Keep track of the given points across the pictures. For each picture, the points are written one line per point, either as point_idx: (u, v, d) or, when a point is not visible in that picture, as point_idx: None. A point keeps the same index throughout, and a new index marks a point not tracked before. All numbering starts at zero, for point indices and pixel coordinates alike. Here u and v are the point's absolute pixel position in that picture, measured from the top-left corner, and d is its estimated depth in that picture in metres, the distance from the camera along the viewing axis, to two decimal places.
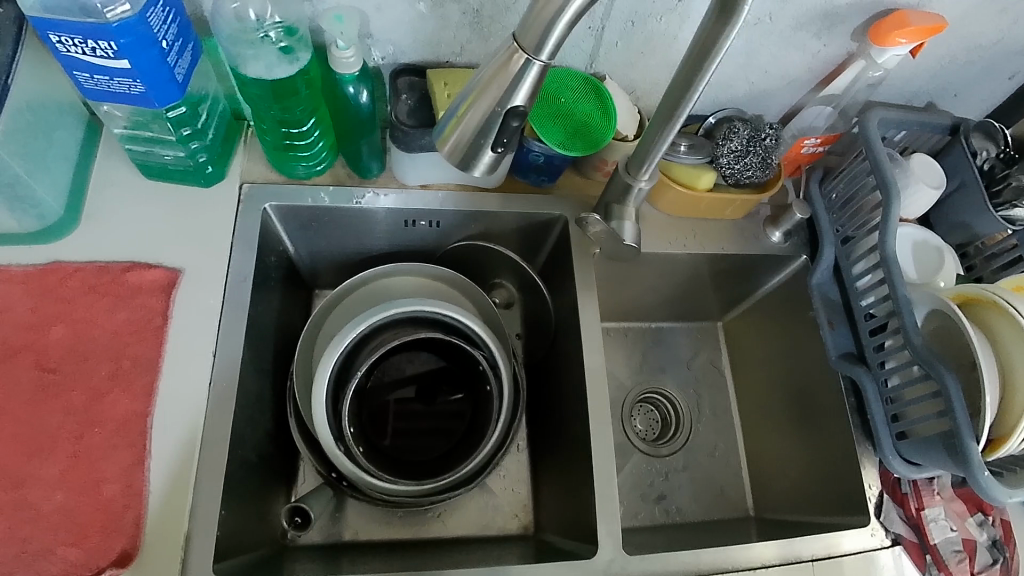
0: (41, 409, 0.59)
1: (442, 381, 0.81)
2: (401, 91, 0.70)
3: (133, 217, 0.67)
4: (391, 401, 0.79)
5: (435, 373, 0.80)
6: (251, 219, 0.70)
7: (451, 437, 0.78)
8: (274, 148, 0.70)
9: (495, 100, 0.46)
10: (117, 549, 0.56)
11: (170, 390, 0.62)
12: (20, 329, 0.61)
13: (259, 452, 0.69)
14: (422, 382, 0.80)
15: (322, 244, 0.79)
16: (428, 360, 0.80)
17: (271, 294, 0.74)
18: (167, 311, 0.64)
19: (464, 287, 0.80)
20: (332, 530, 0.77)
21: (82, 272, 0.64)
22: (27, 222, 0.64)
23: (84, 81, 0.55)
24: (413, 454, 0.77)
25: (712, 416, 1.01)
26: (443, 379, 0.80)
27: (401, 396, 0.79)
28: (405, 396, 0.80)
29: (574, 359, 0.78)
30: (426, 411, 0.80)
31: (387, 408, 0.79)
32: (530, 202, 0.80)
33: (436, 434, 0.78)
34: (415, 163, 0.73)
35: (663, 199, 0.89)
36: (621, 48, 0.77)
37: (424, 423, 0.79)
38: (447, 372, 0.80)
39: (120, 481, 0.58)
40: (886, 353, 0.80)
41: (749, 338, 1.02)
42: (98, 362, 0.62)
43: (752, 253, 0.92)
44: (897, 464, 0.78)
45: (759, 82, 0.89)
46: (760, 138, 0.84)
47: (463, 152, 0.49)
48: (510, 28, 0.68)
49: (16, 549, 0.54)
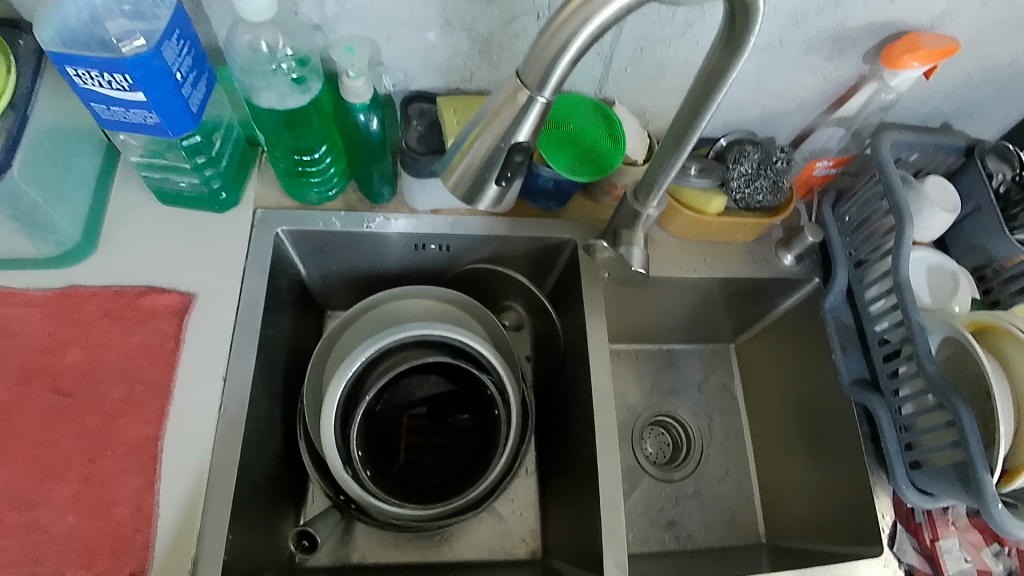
0: (55, 432, 0.60)
1: (452, 400, 0.81)
2: (411, 118, 0.71)
3: (148, 241, 0.69)
4: (404, 418, 0.80)
5: (446, 392, 0.81)
6: (263, 243, 0.71)
7: (461, 458, 0.78)
8: (287, 175, 0.71)
9: (499, 136, 0.46)
10: (125, 572, 0.56)
11: (181, 413, 0.62)
12: (36, 354, 0.63)
13: (268, 474, 0.69)
14: (433, 403, 0.81)
15: (334, 267, 0.80)
16: (437, 383, 0.80)
17: (283, 316, 0.74)
18: (180, 335, 0.65)
19: (474, 310, 0.81)
20: (340, 552, 0.78)
21: (98, 296, 0.65)
22: (45, 248, 0.65)
23: (101, 111, 0.56)
24: (422, 476, 0.77)
25: (724, 441, 1.00)
26: (453, 400, 0.81)
27: (413, 413, 0.80)
28: (418, 413, 0.80)
29: (583, 384, 0.77)
30: (436, 432, 0.80)
31: (399, 425, 0.79)
32: (540, 226, 0.80)
33: (446, 456, 0.79)
34: (425, 189, 0.73)
35: (673, 223, 0.88)
36: (631, 72, 0.77)
37: (434, 441, 0.80)
38: (457, 392, 0.81)
39: (130, 504, 0.58)
40: (899, 380, 0.80)
41: (762, 361, 1.01)
42: (112, 386, 0.62)
43: (763, 276, 0.91)
44: (909, 493, 0.77)
45: (770, 105, 0.89)
46: (770, 161, 0.84)
47: (468, 185, 0.50)
48: (519, 55, 0.69)
49: (27, 571, 0.55)
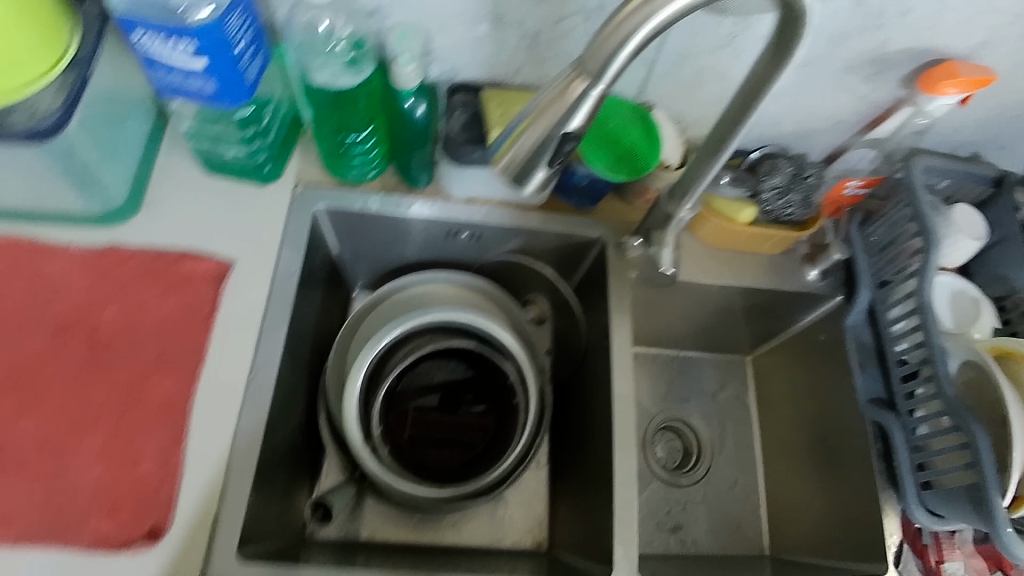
0: (88, 386, 0.62)
1: (469, 390, 0.80)
2: (455, 108, 0.72)
3: (190, 207, 0.70)
4: (413, 407, 0.78)
5: (461, 381, 0.80)
6: (301, 218, 0.72)
7: (463, 453, 0.78)
8: (330, 152, 0.72)
9: (553, 123, 0.46)
10: (148, 524, 0.58)
11: (212, 376, 0.63)
12: (74, 308, 0.64)
13: (288, 444, 0.71)
14: (446, 391, 0.80)
15: (365, 248, 0.81)
16: (454, 371, 0.80)
17: (314, 293, 0.76)
18: (216, 300, 0.66)
19: (499, 300, 0.83)
20: (350, 527, 0.79)
21: (138, 257, 0.66)
22: (92, 206, 0.66)
23: (161, 76, 0.58)
24: (425, 464, 0.76)
25: (735, 451, 1.00)
26: (469, 390, 0.80)
27: (422, 405, 0.79)
28: (428, 405, 0.79)
29: (602, 381, 0.78)
30: (446, 421, 0.79)
31: (407, 413, 0.78)
32: (571, 223, 0.81)
33: (448, 446, 0.78)
34: (462, 177, 0.74)
35: (702, 229, 0.88)
36: (672, 78, 0.78)
37: (438, 432, 0.78)
38: (475, 383, 0.80)
39: (156, 459, 0.60)
40: (916, 402, 0.80)
41: (778, 376, 1.02)
42: (146, 345, 0.64)
43: (787, 290, 0.91)
44: (919, 513, 0.77)
45: (806, 122, 0.90)
46: (802, 176, 0.87)
47: (516, 169, 0.49)
48: (566, 53, 0.70)
49: (52, 518, 0.57)
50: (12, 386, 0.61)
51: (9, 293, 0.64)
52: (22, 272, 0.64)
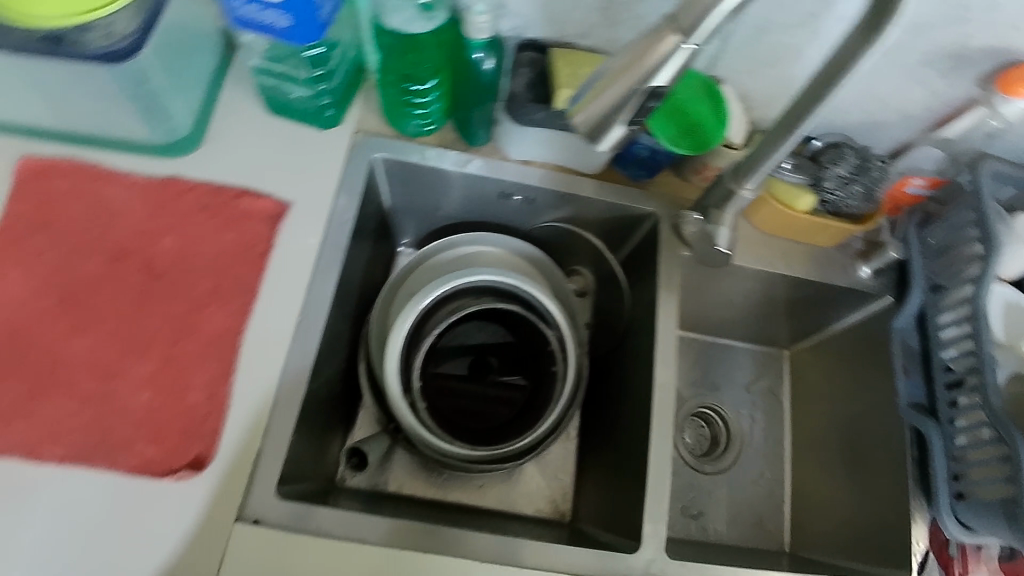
0: (141, 312, 0.62)
1: (495, 358, 0.81)
2: (521, 65, 0.72)
3: (250, 144, 0.70)
4: (438, 372, 0.79)
5: (489, 349, 0.81)
6: (358, 166, 0.71)
7: (487, 419, 0.78)
8: (392, 101, 0.72)
9: (643, 75, 0.45)
10: (192, 453, 0.59)
11: (263, 313, 0.64)
12: (132, 235, 0.65)
13: (327, 389, 0.71)
14: (473, 360, 0.81)
15: (416, 202, 0.81)
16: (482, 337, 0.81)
17: (363, 243, 0.76)
18: (271, 239, 0.66)
19: (545, 268, 0.82)
20: (377, 479, 0.79)
21: (197, 190, 0.66)
22: (156, 134, 0.66)
23: (236, 7, 0.57)
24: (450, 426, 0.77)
25: (764, 445, 0.99)
26: (493, 353, 0.82)
27: (446, 374, 0.80)
28: (453, 373, 0.80)
29: (644, 356, 0.77)
30: (469, 388, 0.80)
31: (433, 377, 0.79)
32: (624, 194, 0.79)
33: (471, 412, 0.78)
34: (521, 138, 0.73)
35: (758, 214, 0.87)
36: (744, 54, 0.76)
37: (462, 397, 0.79)
38: (498, 345, 0.82)
39: (204, 390, 0.61)
40: (958, 410, 0.78)
41: (816, 373, 0.99)
42: (201, 277, 0.65)
43: (836, 284, 0.89)
44: (950, 524, 0.75)
45: (875, 113, 0.87)
46: (867, 168, 0.83)
47: (596, 123, 0.47)
48: (641, 18, 0.68)
49: (98, 438, 0.58)
50: (69, 306, 0.62)
51: (71, 215, 0.65)
52: (84, 194, 0.65)
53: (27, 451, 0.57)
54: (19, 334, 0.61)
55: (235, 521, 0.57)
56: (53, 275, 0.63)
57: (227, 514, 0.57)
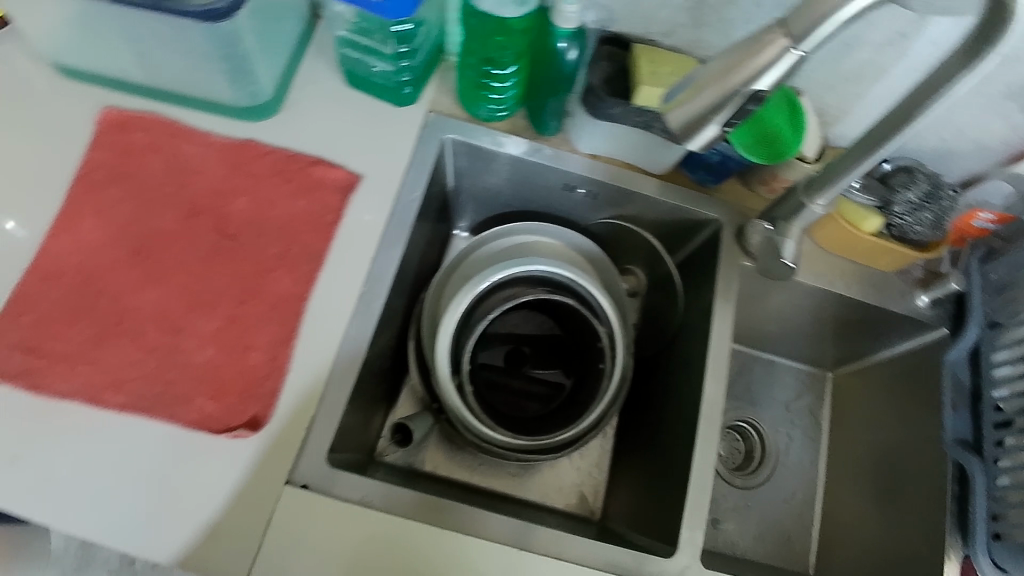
0: (211, 270, 0.64)
1: (533, 351, 0.83)
2: (601, 58, 0.71)
3: (327, 115, 0.71)
4: (480, 359, 0.81)
5: (528, 340, 0.84)
6: (429, 146, 0.72)
7: (524, 409, 0.80)
8: (469, 84, 0.72)
9: (742, 79, 0.44)
10: (249, 413, 0.60)
11: (329, 283, 0.65)
12: (208, 194, 0.67)
13: (377, 363, 0.72)
14: (511, 351, 0.83)
15: (480, 187, 0.81)
16: (521, 327, 0.83)
17: (425, 222, 0.76)
18: (341, 210, 0.67)
19: (601, 265, 0.82)
20: (413, 457, 0.80)
21: (273, 155, 0.68)
22: (240, 97, 0.67)
23: None
24: (494, 409, 0.79)
25: (799, 465, 0.97)
26: (526, 342, 0.83)
27: (487, 366, 0.82)
28: (493, 365, 0.82)
29: (695, 363, 0.76)
30: (507, 377, 0.82)
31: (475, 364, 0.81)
32: (689, 198, 0.79)
33: (509, 401, 0.80)
34: (592, 131, 0.73)
35: (823, 230, 0.85)
36: (827, 67, 0.75)
37: (500, 386, 0.81)
38: (531, 335, 0.83)
39: (266, 351, 0.62)
40: (1005, 450, 0.75)
41: (860, 397, 0.97)
42: (271, 241, 0.66)
43: (893, 310, 0.87)
44: (984, 564, 0.73)
45: (951, 140, 0.85)
46: (938, 196, 0.81)
47: (688, 123, 0.47)
48: (728, 22, 0.67)
49: (161, 389, 0.60)
50: (141, 258, 0.64)
51: (150, 169, 0.67)
52: (163, 148, 0.68)
53: (89, 396, 0.59)
54: (93, 280, 0.63)
55: (285, 483, 0.58)
56: (130, 226, 0.65)
57: (277, 476, 0.58)
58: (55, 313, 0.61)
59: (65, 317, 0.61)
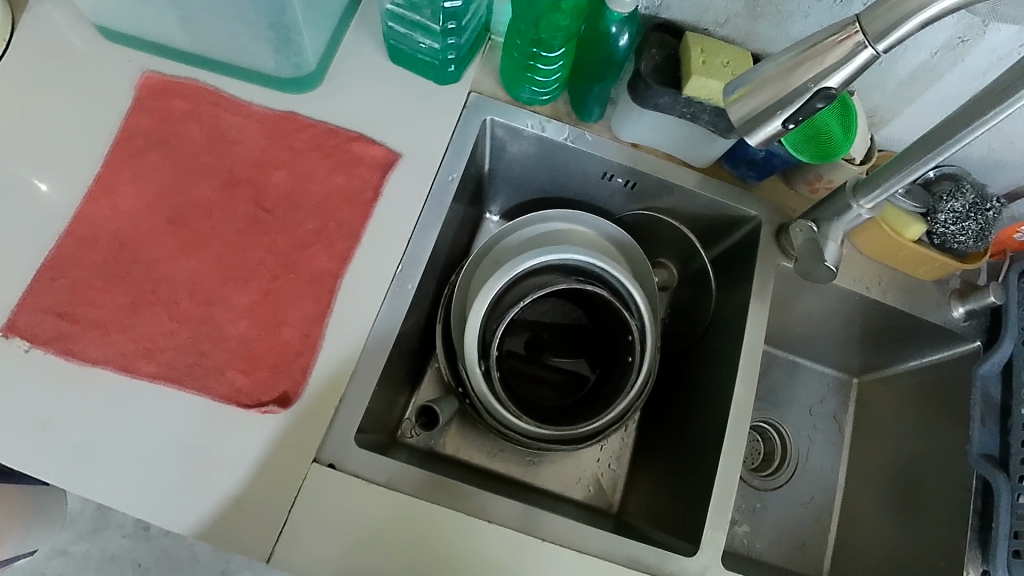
0: (247, 241, 0.63)
1: (556, 340, 0.83)
2: (652, 45, 0.69)
3: (369, 90, 0.70)
4: (505, 344, 0.81)
5: (552, 328, 0.83)
6: (469, 127, 0.71)
7: (547, 399, 0.80)
8: (514, 65, 0.70)
9: (811, 75, 0.43)
10: (280, 389, 0.59)
11: (364, 261, 0.64)
12: (246, 164, 0.66)
13: (405, 344, 0.71)
14: (533, 338, 0.83)
15: (516, 171, 0.80)
16: (545, 314, 0.83)
17: (460, 204, 0.75)
18: (379, 188, 0.66)
19: (633, 257, 0.80)
20: (434, 440, 0.79)
21: (313, 129, 0.67)
22: (283, 69, 0.66)
23: None
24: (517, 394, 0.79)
25: (820, 470, 0.94)
26: (546, 329, 0.83)
27: (511, 353, 0.82)
28: (516, 351, 0.82)
29: (726, 362, 0.75)
30: (528, 364, 0.82)
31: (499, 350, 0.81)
32: (730, 193, 0.77)
33: (532, 387, 0.80)
34: (639, 121, 0.72)
35: (862, 235, 0.83)
36: (882, 68, 0.72)
37: (522, 373, 0.81)
38: (554, 322, 0.83)
39: (299, 327, 0.61)
40: None
41: (887, 405, 0.94)
42: (307, 216, 0.65)
43: (927, 320, 0.85)
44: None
45: (1000, 150, 0.81)
46: (983, 206, 0.78)
47: (750, 117, 0.46)
48: (785, 15, 0.65)
49: (193, 360, 0.59)
50: (177, 227, 0.63)
51: (188, 137, 0.66)
52: (202, 117, 0.67)
53: (121, 363, 0.59)
54: (128, 247, 0.62)
55: (313, 461, 0.58)
56: (166, 194, 0.64)
57: (305, 453, 0.58)
58: (90, 279, 0.61)
59: (99, 283, 0.61)
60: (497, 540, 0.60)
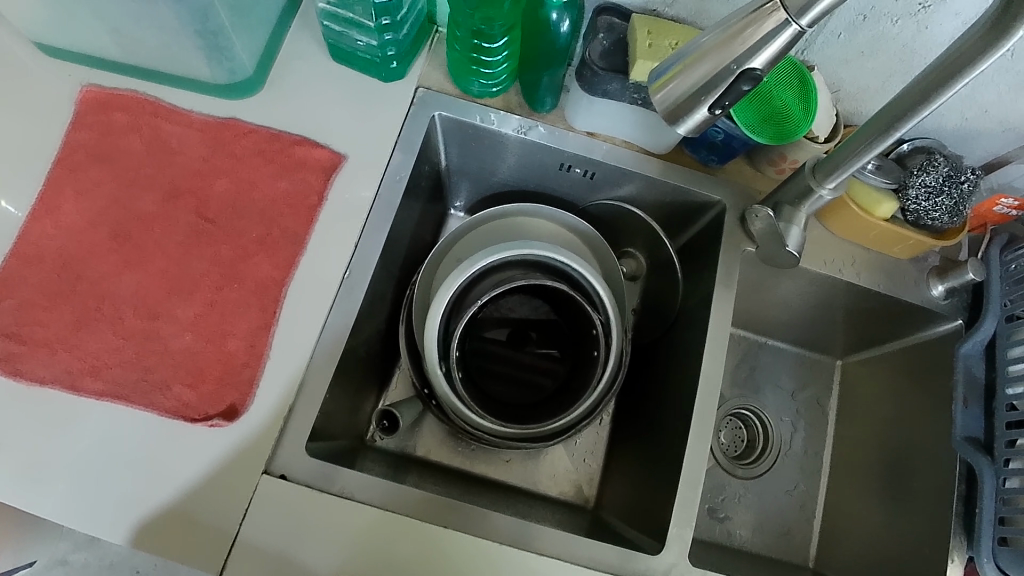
0: (191, 253, 0.63)
1: (540, 335, 0.81)
2: (599, 30, 0.67)
3: (313, 92, 0.68)
4: (488, 340, 0.79)
5: (532, 323, 0.81)
6: (418, 123, 0.70)
7: (525, 396, 0.78)
8: (459, 58, 0.69)
9: (735, 55, 0.41)
10: (227, 401, 0.59)
11: (311, 267, 0.63)
12: (188, 174, 0.65)
13: (365, 347, 0.71)
14: (516, 333, 0.81)
15: (473, 165, 0.79)
16: (527, 311, 0.81)
17: (415, 203, 0.74)
18: (323, 192, 0.65)
19: (598, 249, 0.79)
20: (406, 442, 0.78)
21: (255, 135, 0.66)
22: (218, 74, 0.65)
23: None
24: (493, 390, 0.77)
25: (804, 456, 0.92)
26: (532, 327, 0.81)
27: (488, 345, 0.80)
28: (495, 344, 0.80)
29: (693, 353, 0.74)
30: (511, 359, 0.80)
31: (480, 347, 0.79)
32: (692, 178, 0.75)
33: (512, 384, 0.78)
34: (591, 108, 0.70)
35: (834, 215, 0.81)
36: (843, 40, 0.70)
37: (502, 368, 0.79)
38: (536, 319, 0.81)
39: (245, 338, 0.61)
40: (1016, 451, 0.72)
41: (869, 387, 0.92)
42: (251, 224, 0.64)
43: (905, 300, 0.82)
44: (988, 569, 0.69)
45: (973, 120, 0.78)
46: (958, 179, 0.75)
47: (677, 102, 0.45)
48: None
49: (138, 376, 0.59)
50: (120, 241, 0.63)
51: (130, 150, 0.65)
52: (143, 128, 0.66)
53: (68, 382, 0.58)
54: (73, 264, 0.62)
55: (262, 473, 0.57)
56: (108, 209, 0.63)
57: (254, 464, 0.57)
58: (36, 298, 0.60)
59: (44, 301, 0.60)
60: (441, 556, 0.58)
